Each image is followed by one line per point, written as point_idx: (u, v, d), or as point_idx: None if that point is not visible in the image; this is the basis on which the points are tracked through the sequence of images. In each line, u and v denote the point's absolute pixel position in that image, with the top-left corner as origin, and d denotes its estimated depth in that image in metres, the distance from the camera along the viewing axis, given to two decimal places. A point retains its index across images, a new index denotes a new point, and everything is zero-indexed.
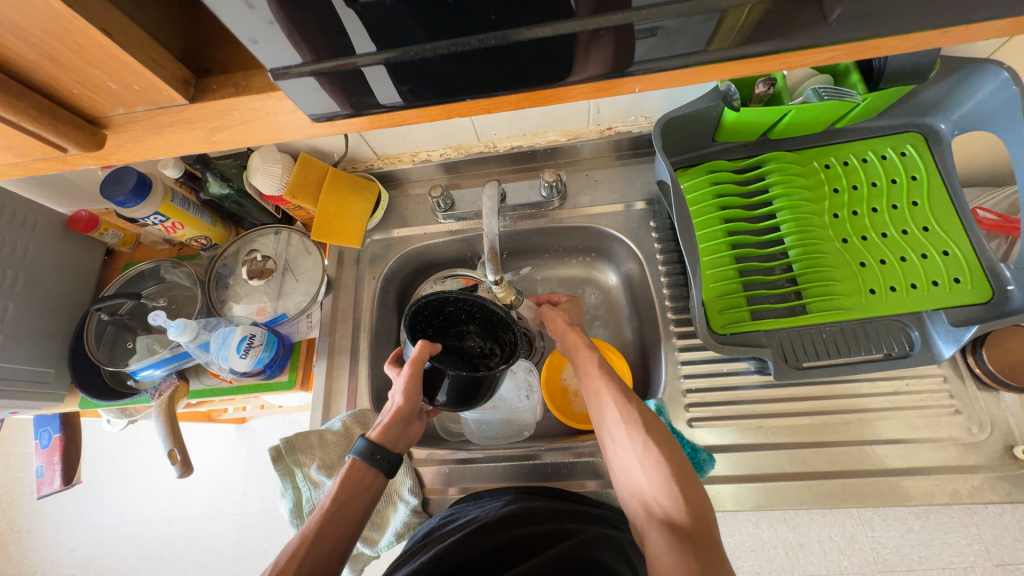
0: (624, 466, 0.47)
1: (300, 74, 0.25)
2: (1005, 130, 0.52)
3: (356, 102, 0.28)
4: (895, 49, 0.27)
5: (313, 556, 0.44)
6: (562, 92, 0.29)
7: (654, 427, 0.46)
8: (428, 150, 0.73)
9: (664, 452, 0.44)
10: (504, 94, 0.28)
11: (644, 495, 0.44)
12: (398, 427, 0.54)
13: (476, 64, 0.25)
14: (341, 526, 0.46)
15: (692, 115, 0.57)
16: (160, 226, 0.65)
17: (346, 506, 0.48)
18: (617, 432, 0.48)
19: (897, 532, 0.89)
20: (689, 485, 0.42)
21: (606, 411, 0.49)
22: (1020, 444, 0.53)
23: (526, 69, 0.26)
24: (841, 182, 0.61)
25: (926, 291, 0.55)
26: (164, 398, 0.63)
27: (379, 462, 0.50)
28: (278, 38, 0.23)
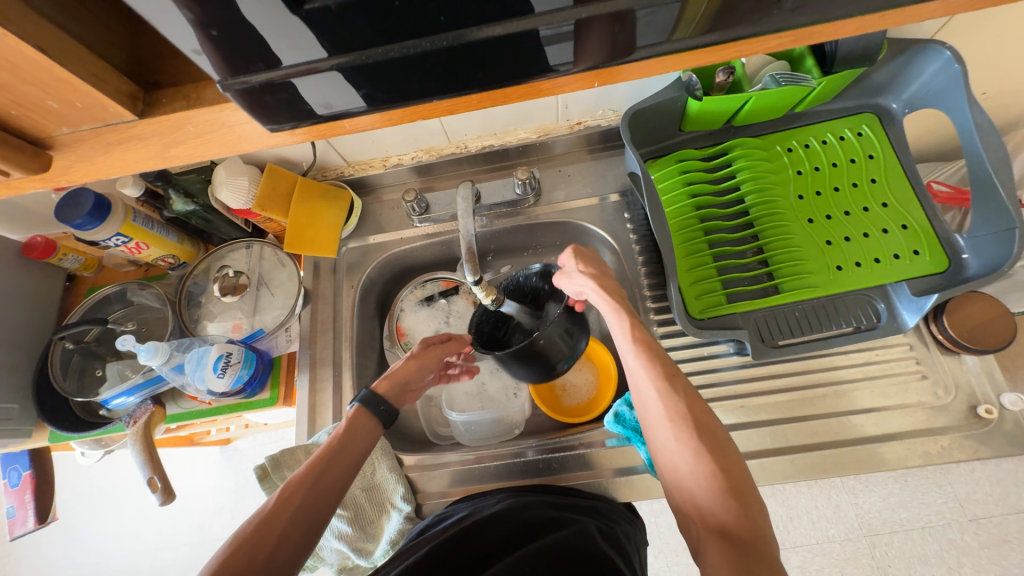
0: (675, 468, 0.44)
1: (251, 84, 0.25)
2: (951, 107, 0.55)
3: (314, 108, 0.27)
4: (837, 34, 0.28)
5: (319, 483, 0.45)
6: (526, 90, 0.28)
7: (711, 431, 0.43)
8: (399, 154, 0.72)
9: (721, 458, 0.42)
10: (466, 94, 0.28)
11: (697, 503, 0.41)
12: (399, 386, 0.56)
13: (433, 65, 0.25)
14: (347, 459, 0.48)
15: (658, 106, 0.58)
16: (123, 247, 0.63)
17: (351, 442, 0.49)
18: (670, 430, 0.44)
19: (878, 497, 0.95)
20: (739, 488, 0.40)
21: (654, 407, 0.46)
22: (983, 404, 0.56)
23: (484, 69, 0.26)
24: (804, 164, 0.63)
25: (889, 264, 0.57)
26: (140, 424, 0.61)
27: (382, 413, 0.52)
28: (223, 46, 0.23)
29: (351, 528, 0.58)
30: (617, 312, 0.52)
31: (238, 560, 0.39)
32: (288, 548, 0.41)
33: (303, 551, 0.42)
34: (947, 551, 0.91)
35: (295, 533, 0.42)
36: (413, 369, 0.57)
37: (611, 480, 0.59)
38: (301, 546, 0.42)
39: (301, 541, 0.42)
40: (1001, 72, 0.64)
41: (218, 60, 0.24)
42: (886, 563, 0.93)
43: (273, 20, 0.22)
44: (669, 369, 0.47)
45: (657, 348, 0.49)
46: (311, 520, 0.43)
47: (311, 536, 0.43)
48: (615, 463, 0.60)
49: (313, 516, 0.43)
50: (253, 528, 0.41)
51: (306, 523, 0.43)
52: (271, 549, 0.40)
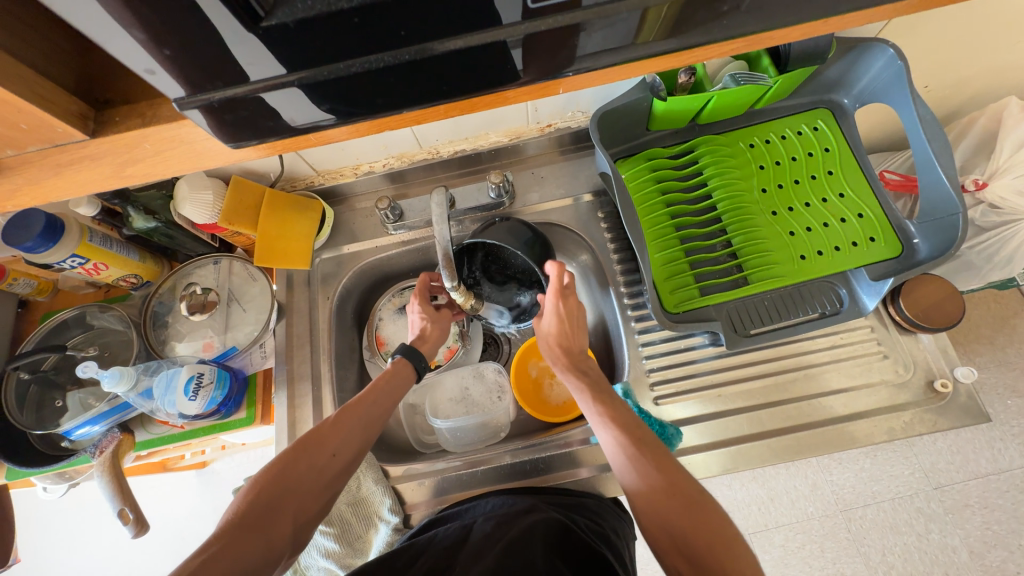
0: (657, 525, 0.42)
1: (210, 102, 0.24)
2: (897, 102, 0.58)
3: (276, 125, 0.27)
4: (786, 38, 0.29)
5: (367, 416, 0.53)
6: (488, 99, 0.29)
7: (685, 483, 0.44)
8: (369, 161, 0.70)
9: (696, 504, 0.42)
10: (433, 104, 0.28)
11: (683, 553, 0.40)
12: (433, 344, 0.67)
13: (396, 80, 0.25)
14: (389, 399, 0.56)
15: (625, 108, 0.59)
16: (79, 269, 0.60)
17: (392, 388, 0.57)
18: (646, 493, 0.44)
19: (851, 472, 1.00)
20: (717, 529, 0.40)
21: (629, 473, 0.46)
22: (939, 379, 0.59)
23: (448, 81, 0.26)
24: (766, 158, 0.65)
25: (848, 252, 0.60)
26: (107, 454, 0.58)
27: (421, 366, 0.62)
28: (176, 65, 0.22)
29: (338, 544, 0.58)
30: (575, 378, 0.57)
31: (293, 471, 0.47)
32: (337, 463, 0.49)
33: (349, 469, 0.50)
34: (915, 519, 0.98)
35: (345, 453, 0.50)
36: (438, 330, 0.68)
37: (596, 476, 0.60)
38: (348, 464, 0.50)
39: (349, 460, 0.50)
40: (940, 67, 0.68)
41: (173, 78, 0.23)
42: (861, 535, 0.98)
43: (226, 39, 0.21)
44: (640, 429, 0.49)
45: (623, 411, 0.51)
46: (358, 444, 0.51)
47: (356, 457, 0.51)
48: (600, 458, 0.61)
49: (359, 441, 0.52)
50: (305, 446, 0.48)
51: (353, 445, 0.51)
52: (324, 463, 0.48)
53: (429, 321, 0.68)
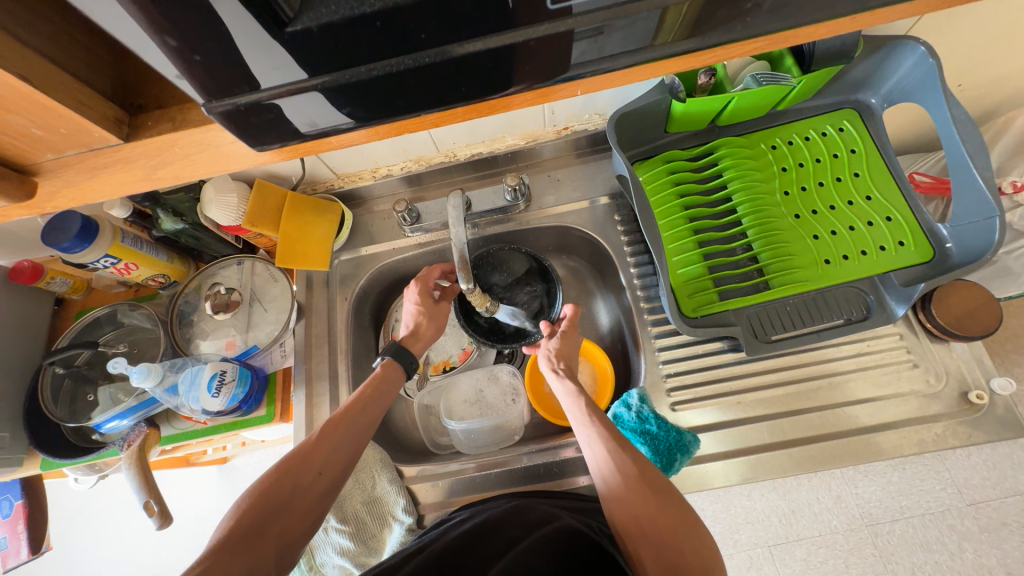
0: (628, 515, 0.46)
1: (237, 105, 0.25)
2: (928, 102, 0.56)
3: (298, 127, 0.27)
4: (811, 36, 0.28)
5: (353, 428, 0.54)
6: (508, 101, 0.29)
7: (673, 497, 0.46)
8: (388, 165, 0.71)
9: (667, 499, 0.46)
10: (451, 106, 0.28)
11: (648, 543, 0.44)
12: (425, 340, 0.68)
13: (416, 81, 0.25)
14: (377, 408, 0.57)
15: (643, 109, 0.58)
16: (112, 268, 0.62)
17: (378, 395, 0.58)
18: (632, 509, 0.46)
19: (878, 486, 0.97)
20: (696, 542, 0.44)
21: (614, 485, 0.48)
22: (973, 390, 0.57)
23: (466, 84, 0.26)
24: (788, 160, 0.64)
25: (875, 257, 0.58)
26: (135, 447, 0.60)
27: (410, 365, 0.64)
28: (203, 70, 0.23)
29: (352, 542, 0.58)
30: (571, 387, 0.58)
31: (280, 491, 0.48)
32: (323, 482, 0.50)
33: (336, 484, 0.51)
34: (947, 537, 0.94)
35: (332, 470, 0.51)
36: (431, 327, 0.69)
37: None
38: (337, 478, 0.51)
39: (335, 476, 0.51)
40: (974, 66, 0.66)
41: (202, 82, 0.24)
42: (888, 551, 0.94)
43: (251, 44, 0.22)
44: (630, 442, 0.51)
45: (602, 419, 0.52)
46: (344, 460, 0.52)
47: (343, 472, 0.52)
48: None
49: (345, 456, 0.52)
50: (291, 465, 0.49)
51: (340, 461, 0.52)
52: (311, 481, 0.50)
53: (423, 316, 0.68)
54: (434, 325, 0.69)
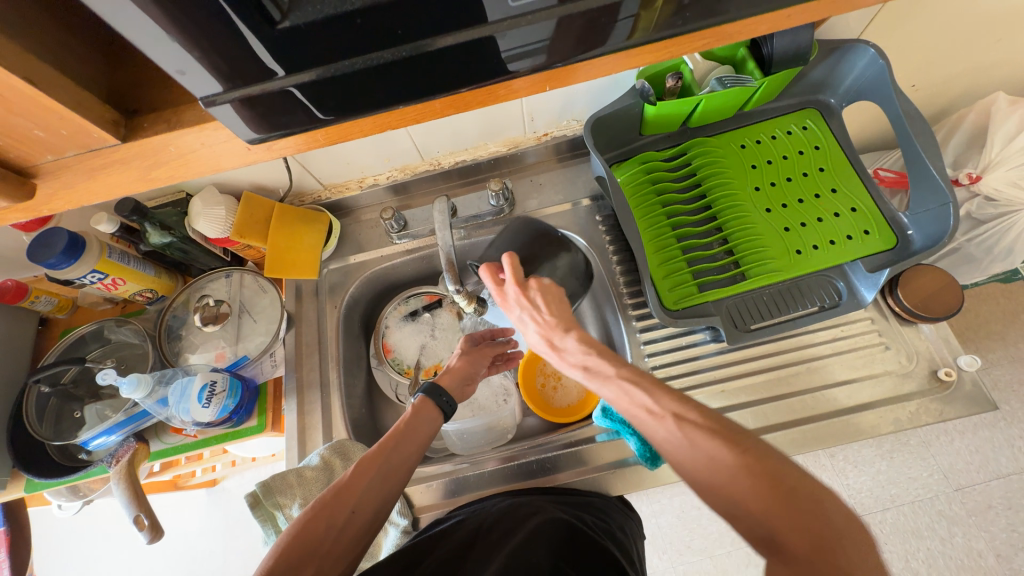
0: (715, 499, 0.35)
1: (230, 100, 0.26)
2: (882, 98, 0.60)
3: (289, 121, 0.29)
4: (761, 27, 0.30)
5: (388, 463, 0.48)
6: (486, 94, 0.31)
7: (765, 467, 0.34)
8: (374, 174, 0.73)
9: (752, 467, 0.34)
10: (430, 100, 0.30)
11: (750, 525, 0.33)
12: (459, 379, 0.60)
13: (399, 76, 0.27)
14: (415, 439, 0.51)
15: (618, 113, 0.61)
16: (98, 284, 0.63)
17: (417, 427, 0.52)
18: (716, 488, 0.35)
19: (868, 476, 1.00)
20: (816, 520, 0.31)
21: (686, 464, 0.37)
22: (942, 367, 0.59)
23: (441, 77, 0.28)
24: (758, 158, 0.67)
25: (843, 245, 0.61)
26: (123, 463, 0.59)
27: (445, 403, 0.55)
28: (198, 70, 0.24)
29: None
30: (581, 372, 0.47)
31: (312, 530, 0.42)
32: (358, 522, 0.44)
33: (371, 527, 0.45)
34: (937, 523, 0.97)
35: (366, 510, 0.45)
36: (465, 365, 0.61)
37: (604, 475, 0.60)
38: (372, 519, 0.45)
39: (371, 515, 0.45)
40: (923, 66, 0.70)
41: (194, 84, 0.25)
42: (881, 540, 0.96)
43: (245, 43, 0.24)
44: (691, 411, 0.38)
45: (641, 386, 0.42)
46: (381, 497, 0.46)
47: (378, 514, 0.46)
48: (608, 456, 0.61)
49: (380, 495, 0.46)
50: (326, 502, 0.44)
51: (375, 501, 0.46)
52: (344, 520, 0.44)
53: (459, 354, 0.62)
54: (473, 372, 0.61)
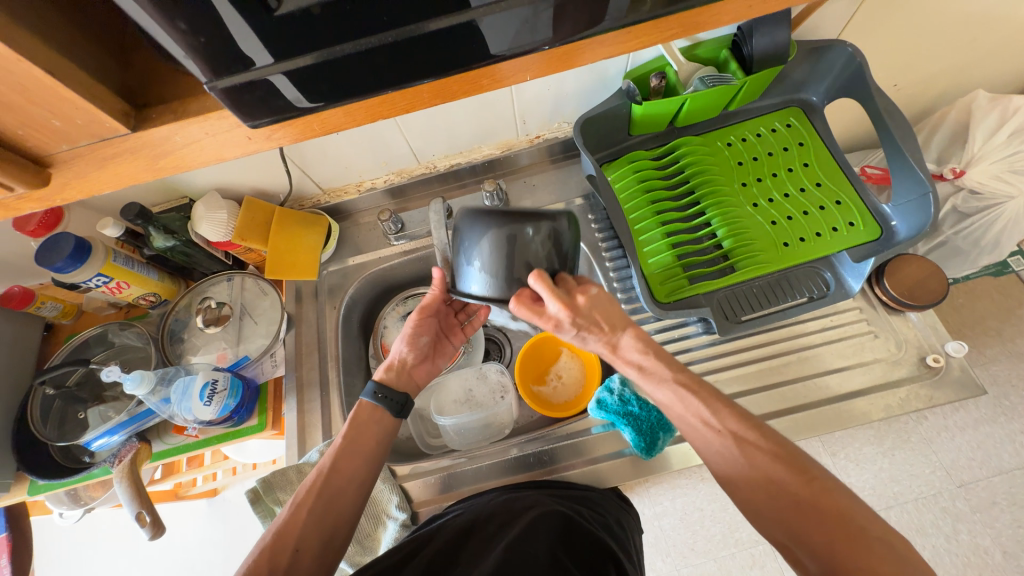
0: (765, 521, 0.43)
1: (230, 85, 0.27)
2: (861, 95, 0.62)
3: (285, 104, 0.30)
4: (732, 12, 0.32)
5: (327, 491, 0.50)
6: (468, 79, 0.32)
7: (816, 490, 0.41)
8: (371, 178, 0.75)
9: (803, 495, 0.41)
10: (415, 85, 0.31)
11: (798, 540, 0.41)
12: (405, 372, 0.61)
13: (387, 60, 0.29)
14: (352, 459, 0.52)
15: (606, 114, 0.63)
16: (103, 287, 0.64)
17: (353, 446, 0.53)
18: (771, 510, 0.43)
19: (871, 474, 0.99)
20: (860, 537, 0.38)
21: (742, 487, 0.44)
22: (930, 354, 0.60)
23: (427, 62, 0.30)
24: (744, 155, 0.69)
25: (828, 237, 0.63)
26: (126, 462, 0.60)
27: (382, 400, 0.56)
28: (201, 54, 0.26)
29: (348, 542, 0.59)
30: (637, 373, 0.51)
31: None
32: (304, 559, 0.46)
33: (320, 559, 0.47)
34: (941, 520, 0.96)
35: (309, 545, 0.47)
36: (415, 355, 0.62)
37: (601, 466, 0.61)
38: (317, 552, 0.47)
39: (316, 548, 0.47)
40: (902, 64, 0.73)
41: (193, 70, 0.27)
42: None
43: (243, 31, 0.25)
44: (750, 432, 0.46)
45: (691, 396, 0.48)
46: (321, 530, 0.48)
47: (326, 545, 0.48)
48: (605, 448, 0.62)
49: (323, 526, 0.48)
50: (270, 547, 0.46)
51: (317, 533, 0.48)
52: (288, 562, 0.45)
53: (405, 343, 0.62)
54: (417, 359, 0.62)
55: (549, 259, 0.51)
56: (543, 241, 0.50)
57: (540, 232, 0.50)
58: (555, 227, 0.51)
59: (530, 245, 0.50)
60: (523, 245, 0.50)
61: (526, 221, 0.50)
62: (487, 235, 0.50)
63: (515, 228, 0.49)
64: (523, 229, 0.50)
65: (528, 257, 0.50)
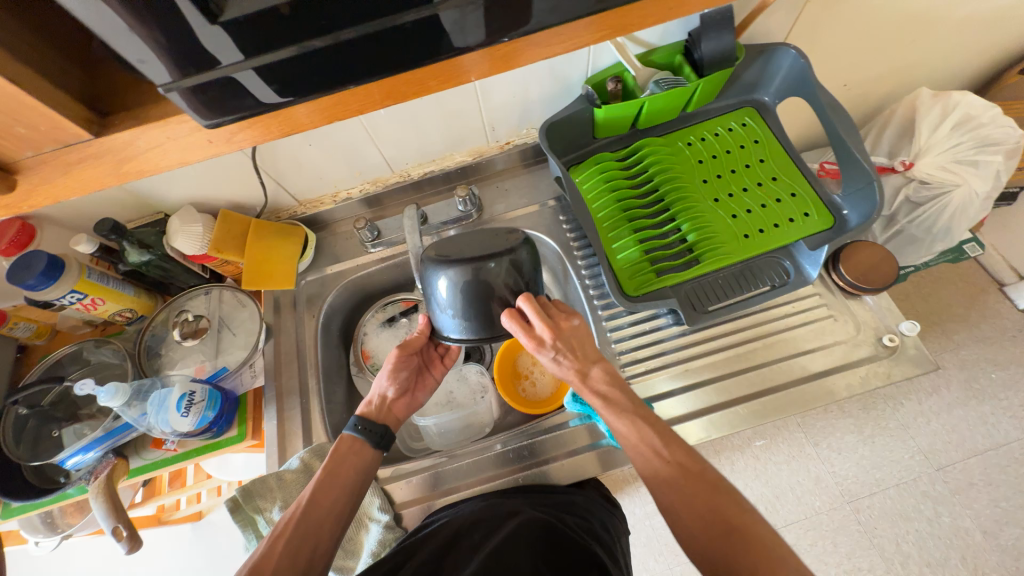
0: (700, 553, 0.45)
1: (184, 87, 0.29)
2: (807, 93, 0.66)
3: (241, 104, 0.32)
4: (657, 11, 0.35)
5: (304, 525, 0.50)
6: (415, 80, 0.34)
7: (748, 530, 0.43)
8: (346, 188, 0.77)
9: (738, 529, 0.44)
10: (363, 84, 0.33)
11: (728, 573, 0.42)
12: (388, 405, 0.61)
13: (332, 60, 0.31)
14: (331, 491, 0.53)
15: (569, 118, 0.66)
16: (78, 304, 0.64)
17: (333, 478, 0.53)
18: (707, 545, 0.44)
19: (852, 462, 1.02)
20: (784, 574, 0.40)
21: (683, 521, 0.46)
22: (886, 334, 0.63)
23: (373, 61, 0.32)
24: (703, 154, 0.72)
25: (785, 227, 0.66)
26: (102, 479, 0.60)
27: (364, 431, 0.57)
28: (156, 58, 0.28)
29: None
30: (602, 404, 0.53)
31: None
32: None
33: None
34: (922, 504, 0.99)
35: None
36: (396, 390, 0.62)
37: (579, 458, 0.62)
38: None
39: None
40: (846, 63, 0.77)
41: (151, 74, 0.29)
42: (871, 525, 0.98)
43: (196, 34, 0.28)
44: (698, 466, 0.48)
45: (649, 430, 0.51)
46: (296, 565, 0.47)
47: None
48: (582, 441, 0.63)
49: (298, 561, 0.48)
50: None
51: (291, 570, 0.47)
52: None
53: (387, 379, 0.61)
54: (398, 393, 0.62)
55: (515, 285, 0.52)
56: (505, 272, 0.51)
57: (500, 265, 0.50)
58: (515, 257, 0.51)
59: (495, 276, 0.50)
60: (488, 279, 0.50)
61: (485, 256, 0.50)
62: (450, 278, 0.50)
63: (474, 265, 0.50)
64: (484, 266, 0.50)
65: (495, 289, 0.51)
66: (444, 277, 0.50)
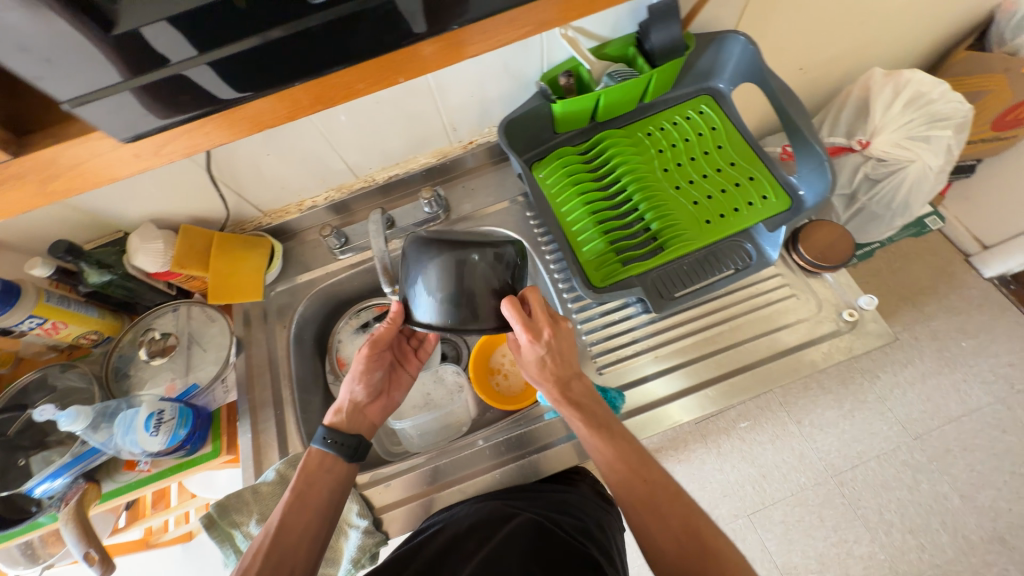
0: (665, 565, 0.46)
1: (92, 100, 0.31)
2: (758, 79, 0.67)
3: (165, 109, 0.33)
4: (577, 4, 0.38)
5: (277, 552, 0.49)
6: (340, 83, 0.36)
7: (716, 545, 0.46)
8: (311, 196, 0.77)
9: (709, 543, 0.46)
10: (290, 88, 0.35)
11: None
12: (359, 412, 0.61)
13: (251, 65, 0.33)
14: (302, 514, 0.52)
15: (524, 115, 0.67)
16: (38, 329, 0.63)
17: (304, 500, 0.53)
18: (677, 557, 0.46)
19: (833, 437, 1.04)
20: None
21: (655, 533, 0.48)
22: (846, 310, 0.65)
23: (293, 60, 0.34)
24: (663, 143, 0.73)
25: (745, 211, 0.68)
26: (72, 504, 0.59)
27: (336, 443, 0.56)
28: (59, 73, 0.29)
29: None
30: (573, 412, 0.53)
31: None
32: None
33: None
34: (902, 473, 1.01)
35: None
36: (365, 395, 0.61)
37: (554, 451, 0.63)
38: None
39: None
40: (797, 47, 0.79)
41: (64, 88, 0.30)
42: (855, 497, 1.01)
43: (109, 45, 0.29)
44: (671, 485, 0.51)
45: (626, 446, 0.52)
46: None
47: None
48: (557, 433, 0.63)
49: None
50: None
51: None
52: None
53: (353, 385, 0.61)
54: (367, 399, 0.62)
55: (497, 282, 0.51)
56: (489, 266, 0.50)
57: (484, 257, 0.50)
58: (500, 253, 0.51)
59: (481, 267, 0.50)
60: (473, 269, 0.50)
61: (470, 246, 0.50)
62: (434, 264, 0.50)
63: (461, 254, 0.49)
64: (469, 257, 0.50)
65: (475, 283, 0.50)
66: (426, 267, 0.50)
